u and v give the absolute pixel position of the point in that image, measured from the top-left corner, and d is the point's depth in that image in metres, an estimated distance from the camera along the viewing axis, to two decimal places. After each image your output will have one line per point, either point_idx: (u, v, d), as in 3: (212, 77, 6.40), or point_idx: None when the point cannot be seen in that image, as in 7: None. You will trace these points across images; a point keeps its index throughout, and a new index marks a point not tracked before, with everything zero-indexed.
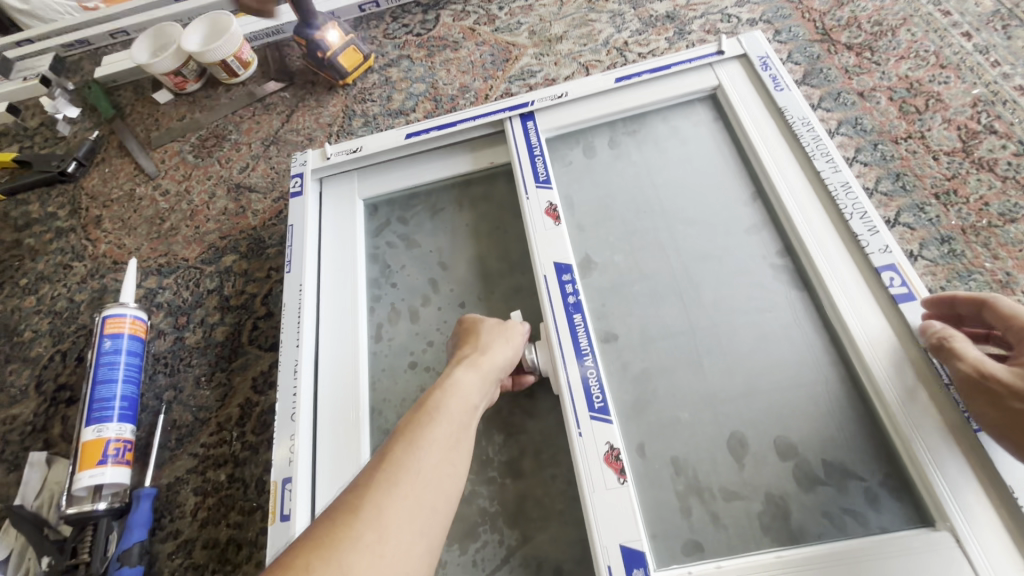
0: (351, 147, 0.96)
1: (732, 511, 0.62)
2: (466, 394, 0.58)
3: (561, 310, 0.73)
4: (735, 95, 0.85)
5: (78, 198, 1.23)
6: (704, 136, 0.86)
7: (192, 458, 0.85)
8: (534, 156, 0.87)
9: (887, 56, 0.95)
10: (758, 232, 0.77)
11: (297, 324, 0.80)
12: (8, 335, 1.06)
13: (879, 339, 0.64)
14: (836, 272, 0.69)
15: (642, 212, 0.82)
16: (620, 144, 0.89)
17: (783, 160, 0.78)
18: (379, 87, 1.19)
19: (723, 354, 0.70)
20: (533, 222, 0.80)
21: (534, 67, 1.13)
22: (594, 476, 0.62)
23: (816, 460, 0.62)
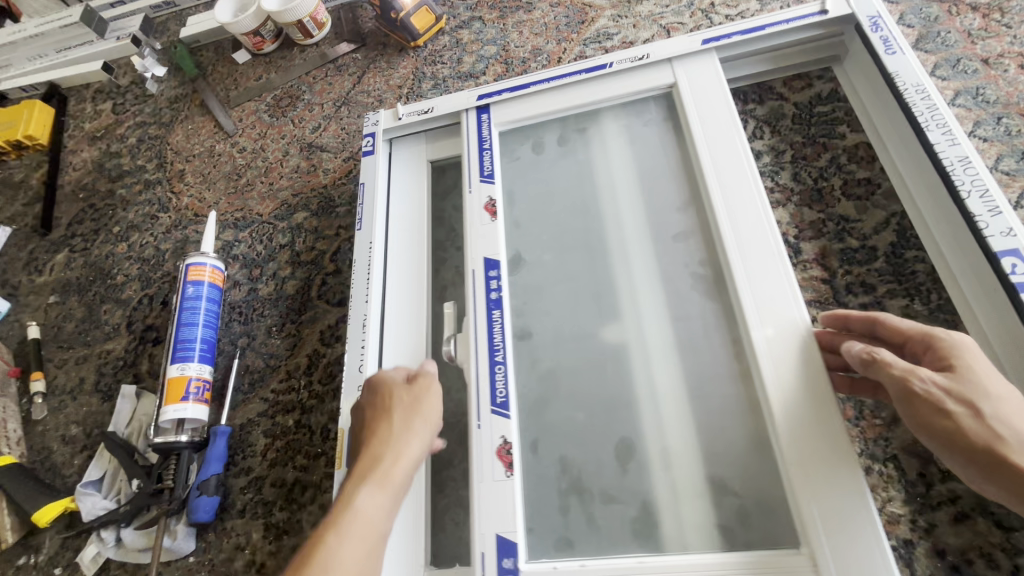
0: (422, 108, 0.95)
1: (609, 513, 0.64)
2: (368, 519, 0.54)
3: (482, 305, 0.75)
4: (688, 93, 0.81)
5: (164, 153, 1.29)
6: (652, 137, 0.85)
7: (263, 402, 0.90)
8: (483, 149, 0.88)
9: (1020, 19, 0.84)
10: (685, 240, 0.76)
11: (366, 280, 0.82)
12: (103, 277, 1.15)
13: (781, 361, 0.62)
14: (750, 287, 0.66)
15: (577, 213, 0.83)
16: (569, 141, 0.89)
17: (722, 166, 0.74)
18: (450, 49, 1.17)
19: (633, 361, 0.71)
20: (470, 216, 0.83)
21: (611, 30, 1.08)
22: (483, 468, 0.66)
23: (698, 473, 0.63)
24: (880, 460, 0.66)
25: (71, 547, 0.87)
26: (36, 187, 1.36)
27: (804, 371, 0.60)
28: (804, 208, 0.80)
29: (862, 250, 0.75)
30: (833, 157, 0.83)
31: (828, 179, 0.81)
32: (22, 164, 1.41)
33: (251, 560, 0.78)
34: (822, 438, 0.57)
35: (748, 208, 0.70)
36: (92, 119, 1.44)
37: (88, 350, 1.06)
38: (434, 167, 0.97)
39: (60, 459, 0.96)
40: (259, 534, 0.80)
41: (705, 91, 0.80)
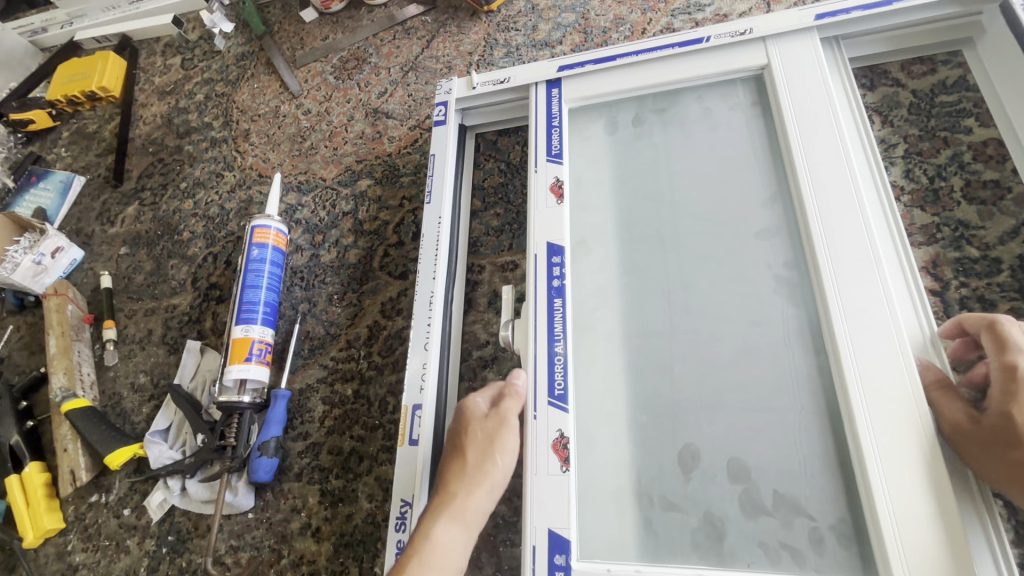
0: (498, 77, 0.90)
1: (667, 521, 0.61)
2: (442, 560, 0.59)
3: (543, 292, 0.72)
4: (784, 77, 0.74)
5: (230, 111, 1.29)
6: (738, 122, 0.78)
7: (322, 369, 0.90)
8: (552, 126, 0.83)
9: None
10: (769, 238, 0.70)
11: (434, 255, 0.79)
12: (171, 233, 1.17)
13: (874, 382, 0.56)
14: (844, 296, 0.61)
15: (650, 200, 0.77)
16: (644, 122, 0.83)
17: (819, 160, 0.68)
18: (525, 15, 1.11)
19: (705, 364, 0.66)
20: (536, 197, 0.78)
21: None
22: (539, 461, 0.63)
23: (767, 490, 0.59)
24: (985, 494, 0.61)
25: (139, 490, 0.91)
26: (108, 139, 1.39)
27: (903, 398, 0.55)
28: (916, 209, 0.73)
29: (983, 261, 0.68)
30: (954, 154, 0.74)
31: (947, 179, 0.73)
32: (96, 115, 1.45)
33: (307, 523, 0.80)
34: (913, 467, 0.53)
35: (846, 210, 0.64)
36: (162, 73, 1.46)
37: (156, 303, 1.09)
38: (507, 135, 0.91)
39: (129, 405, 0.99)
40: (315, 499, 0.81)
41: (810, 73, 0.73)
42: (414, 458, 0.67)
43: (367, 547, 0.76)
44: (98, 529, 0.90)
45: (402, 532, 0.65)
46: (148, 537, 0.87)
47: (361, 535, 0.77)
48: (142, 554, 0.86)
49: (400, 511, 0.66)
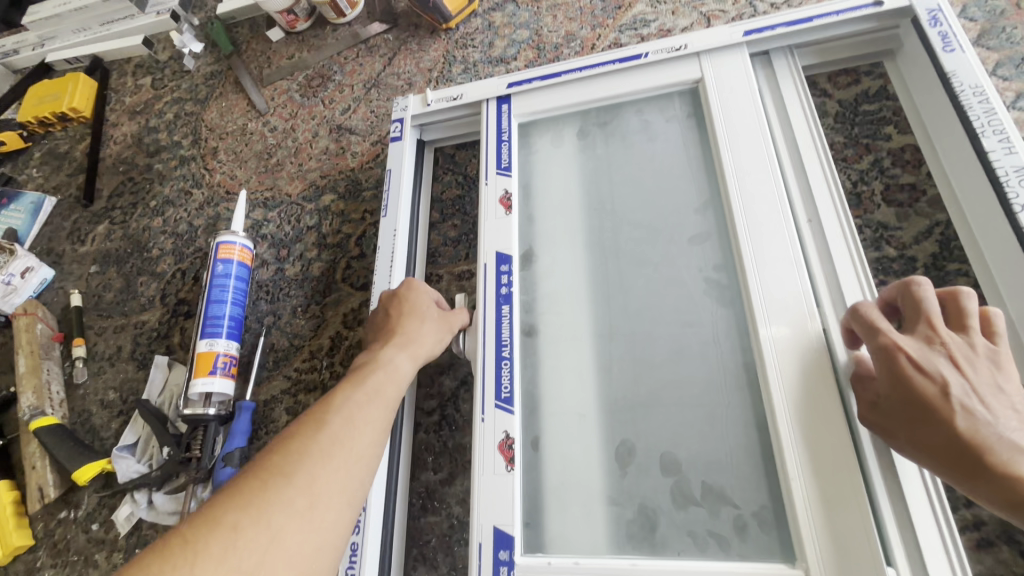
0: (451, 94, 0.94)
1: (606, 514, 0.64)
2: (396, 379, 0.63)
3: (491, 301, 0.76)
4: (713, 90, 0.79)
5: (199, 129, 1.32)
6: (674, 133, 0.82)
7: (286, 380, 0.92)
8: (501, 141, 0.87)
9: None
10: (702, 243, 0.74)
11: (389, 267, 0.82)
12: (140, 250, 1.19)
13: (789, 374, 0.60)
14: (766, 294, 0.65)
15: (592, 210, 0.81)
16: (588, 135, 0.87)
17: (744, 166, 0.72)
18: (482, 33, 1.15)
19: (643, 364, 0.70)
20: (486, 210, 0.82)
21: (648, 16, 1.04)
22: (485, 461, 0.67)
23: (696, 481, 0.62)
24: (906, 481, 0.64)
25: (107, 505, 0.92)
26: (79, 159, 1.41)
27: (816, 388, 0.59)
28: None
29: (899, 260, 0.72)
30: (875, 160, 0.79)
31: (868, 183, 0.78)
32: (67, 136, 1.47)
33: None
34: (824, 452, 0.56)
35: (768, 213, 0.69)
36: (132, 93, 1.48)
37: (125, 320, 1.11)
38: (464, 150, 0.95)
39: (98, 422, 1.01)
40: None
41: (739, 86, 0.78)
42: None
43: None
44: (67, 545, 0.91)
45: (357, 534, 0.66)
46: (116, 551, 0.88)
47: None
48: (110, 568, 0.87)
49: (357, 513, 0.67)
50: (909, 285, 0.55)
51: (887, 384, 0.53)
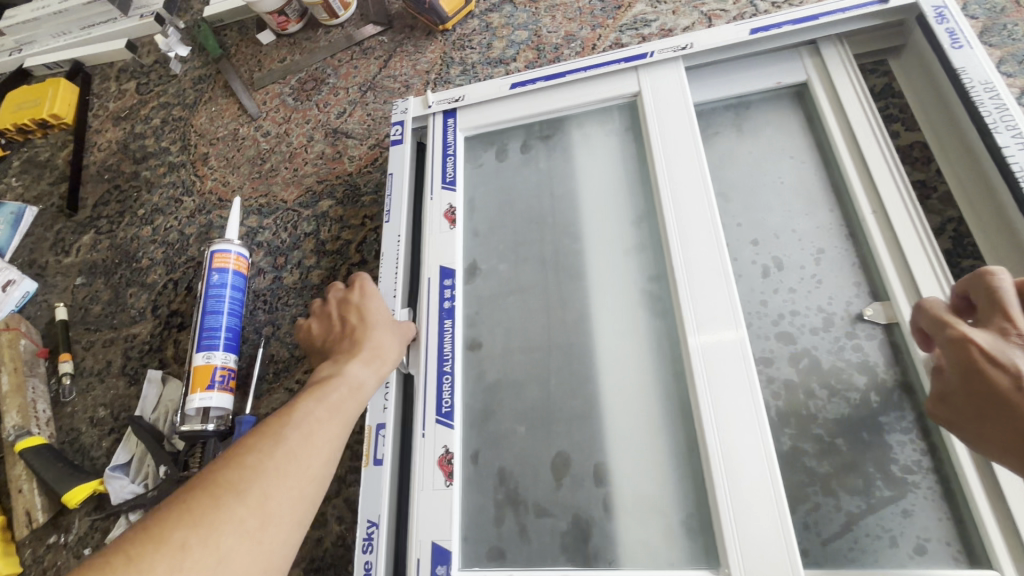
0: (453, 96, 0.92)
1: (540, 527, 0.62)
2: (352, 389, 0.60)
3: (434, 316, 0.75)
4: (654, 105, 0.80)
5: (188, 135, 1.28)
6: (613, 146, 0.83)
7: (288, 392, 0.89)
8: (447, 156, 0.87)
9: None
10: (636, 253, 0.74)
11: (394, 274, 0.80)
12: (128, 260, 1.15)
13: (719, 384, 0.60)
14: (696, 305, 0.65)
15: (533, 222, 0.80)
16: (531, 148, 0.87)
17: (681, 179, 0.73)
18: (479, 34, 1.14)
19: (582, 376, 0.68)
20: (430, 223, 0.82)
21: (649, 16, 1.03)
22: (425, 476, 0.66)
23: (628, 491, 0.61)
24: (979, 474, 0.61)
25: (99, 528, 0.88)
26: (62, 167, 1.36)
27: (741, 397, 0.59)
28: None
29: None
30: None
31: None
32: (48, 143, 1.41)
33: None
34: (752, 461, 0.56)
35: (702, 225, 0.69)
36: (116, 98, 1.44)
37: (114, 333, 1.07)
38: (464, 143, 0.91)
39: (88, 441, 0.97)
40: None
41: (676, 100, 0.79)
42: (381, 477, 0.67)
43: (338, 570, 0.75)
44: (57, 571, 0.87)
45: (369, 553, 0.63)
46: None
47: (331, 559, 0.76)
48: None
49: (366, 531, 0.64)
50: (985, 273, 0.48)
51: (957, 378, 0.46)
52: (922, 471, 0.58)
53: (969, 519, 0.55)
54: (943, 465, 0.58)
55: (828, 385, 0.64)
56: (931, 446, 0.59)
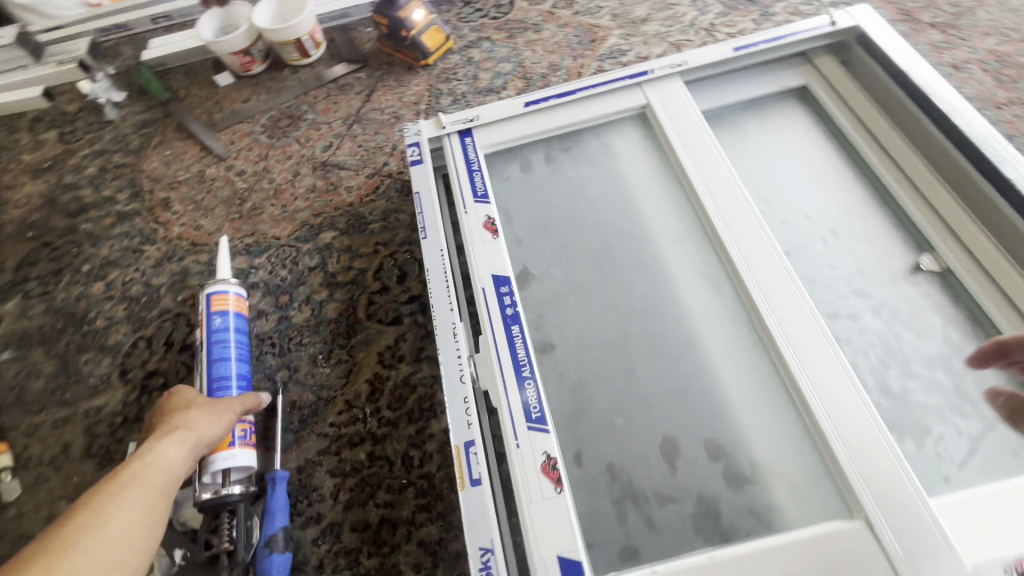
0: (467, 116, 0.93)
1: (667, 515, 0.60)
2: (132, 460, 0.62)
3: (499, 322, 0.72)
4: (662, 111, 0.88)
5: (138, 181, 1.14)
6: (634, 151, 0.90)
7: (321, 438, 0.79)
8: (472, 170, 0.88)
9: (971, 33, 1.01)
10: (684, 243, 0.79)
11: (446, 286, 0.76)
12: (77, 324, 0.97)
13: (801, 344, 0.64)
14: (759, 277, 0.70)
15: (577, 224, 0.83)
16: (556, 160, 0.91)
17: (711, 172, 0.80)
18: (463, 67, 1.18)
19: (660, 362, 0.70)
20: (470, 236, 0.80)
21: (623, 46, 1.14)
22: (531, 488, 0.61)
23: (744, 460, 0.62)
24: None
25: None
26: None
27: (826, 352, 0.63)
28: None
29: None
30: None
31: None
32: None
33: None
34: (853, 407, 0.60)
35: (739, 209, 0.76)
36: (33, 150, 1.25)
37: (67, 409, 0.88)
38: (486, 160, 0.92)
39: None
40: None
41: (682, 109, 0.88)
42: (483, 497, 0.61)
43: None
44: None
45: None
46: None
47: None
48: None
49: (481, 560, 0.57)
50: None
51: None
52: (980, 397, 0.66)
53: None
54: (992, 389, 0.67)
55: (882, 337, 0.72)
56: (978, 374, 0.68)
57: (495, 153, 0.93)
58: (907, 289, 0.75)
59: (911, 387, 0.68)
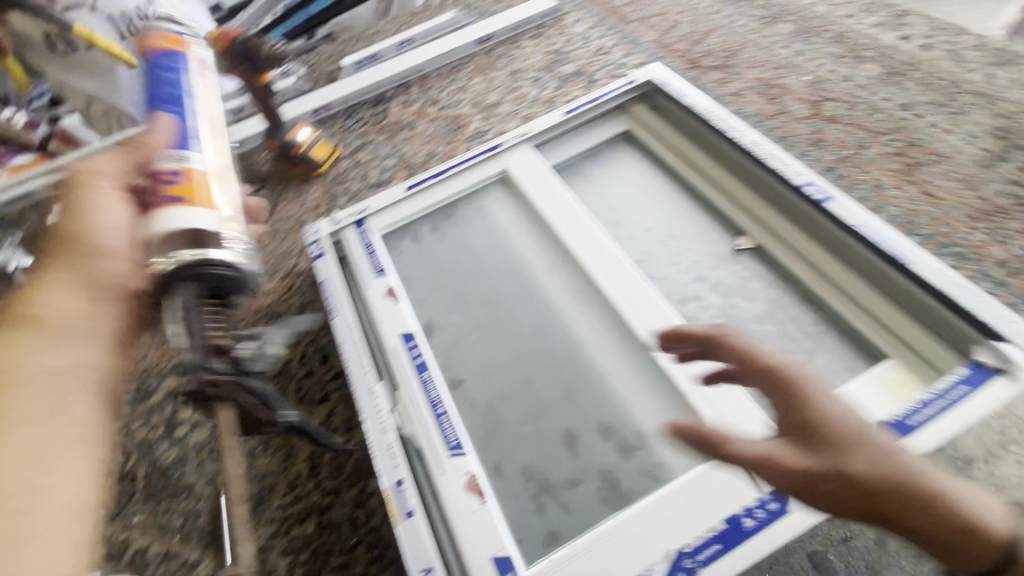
0: (358, 209, 1.08)
1: (578, 496, 0.70)
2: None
3: (410, 372, 0.83)
4: (518, 170, 1.08)
5: None
6: (503, 207, 1.07)
7: (271, 523, 0.83)
8: (370, 253, 1.00)
9: (741, 69, 1.29)
10: (553, 270, 0.94)
11: (360, 354, 0.86)
12: None
13: (652, 325, 0.79)
14: (612, 282, 0.85)
15: (466, 276, 0.97)
16: (441, 228, 1.07)
17: (563, 210, 0.97)
18: (353, 170, 1.35)
19: (552, 371, 0.82)
20: (376, 306, 0.92)
21: (485, 128, 1.36)
22: (459, 505, 0.69)
23: (629, 432, 0.74)
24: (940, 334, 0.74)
25: None
26: None
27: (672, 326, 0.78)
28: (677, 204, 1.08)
29: None
30: None
31: None
32: None
33: None
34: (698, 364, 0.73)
35: (588, 234, 0.92)
36: None
37: None
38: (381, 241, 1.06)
39: None
40: None
41: (534, 167, 1.07)
42: (418, 525, 0.68)
43: None
44: None
45: None
46: None
47: None
48: None
49: None
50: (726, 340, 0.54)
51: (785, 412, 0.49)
52: (800, 337, 0.83)
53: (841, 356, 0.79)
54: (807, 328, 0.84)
55: (722, 309, 0.88)
56: (795, 320, 0.85)
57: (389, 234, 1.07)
58: (734, 267, 0.93)
59: (751, 342, 0.84)
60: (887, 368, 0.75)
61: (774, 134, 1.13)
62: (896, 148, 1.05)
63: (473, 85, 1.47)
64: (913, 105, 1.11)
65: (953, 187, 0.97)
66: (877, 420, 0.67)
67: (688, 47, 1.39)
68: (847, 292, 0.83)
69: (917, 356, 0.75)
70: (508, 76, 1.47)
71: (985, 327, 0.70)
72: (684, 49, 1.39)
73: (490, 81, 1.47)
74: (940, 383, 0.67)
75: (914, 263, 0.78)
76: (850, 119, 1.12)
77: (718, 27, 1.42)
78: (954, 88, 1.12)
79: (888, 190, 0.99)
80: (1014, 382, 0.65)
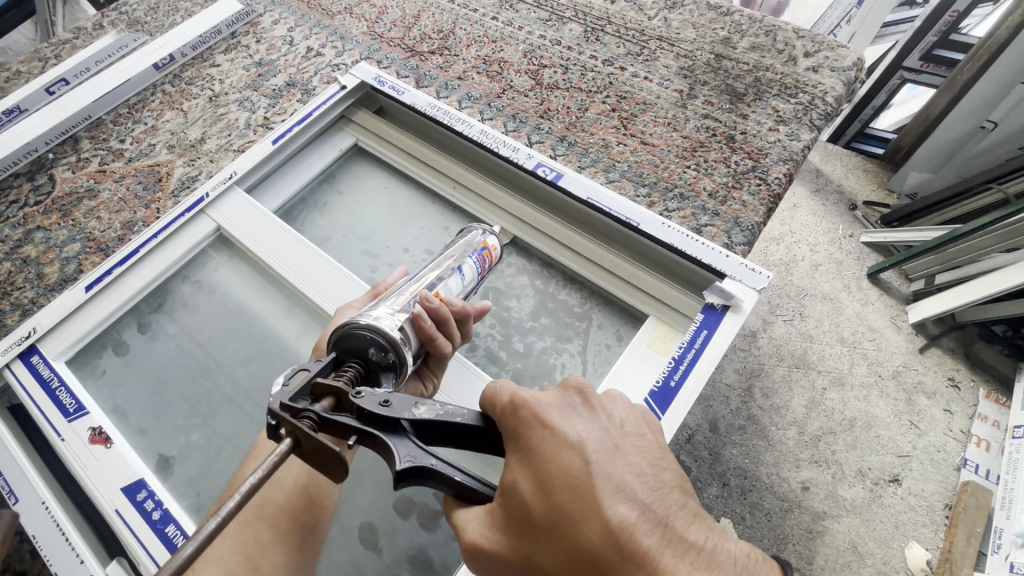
0: (22, 333, 0.79)
1: None
2: None
3: (150, 536, 0.64)
4: (234, 228, 0.89)
5: None
6: (225, 277, 0.89)
7: None
8: (55, 388, 0.76)
9: (459, 49, 1.23)
10: (306, 336, 0.82)
11: (64, 538, 0.66)
12: None
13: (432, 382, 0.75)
14: None
15: (199, 378, 0.80)
16: (151, 324, 0.85)
17: (300, 266, 0.85)
18: (20, 272, 0.99)
19: None
20: (78, 462, 0.70)
21: (193, 173, 1.11)
22: None
23: (430, 498, 0.68)
24: (672, 296, 0.79)
25: None
26: None
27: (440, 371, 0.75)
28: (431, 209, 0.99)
29: None
30: None
31: None
32: None
33: None
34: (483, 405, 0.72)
35: (340, 286, 0.82)
36: None
37: None
38: (70, 368, 0.79)
39: None
40: None
41: (253, 218, 0.90)
42: None
43: None
44: None
45: None
46: None
47: None
48: None
49: None
50: (498, 388, 0.48)
51: (563, 472, 0.42)
52: (572, 320, 0.83)
53: (609, 329, 0.81)
54: (577, 308, 0.84)
55: (496, 317, 0.84)
56: (564, 303, 0.85)
57: (81, 354, 0.81)
58: (499, 267, 0.89)
59: (532, 342, 0.81)
60: (647, 329, 0.77)
61: (505, 114, 1.11)
62: (610, 105, 1.10)
63: (164, 122, 1.19)
64: (615, 59, 1.17)
65: (662, 132, 1.05)
66: (645, 397, 0.69)
67: (401, 33, 1.28)
68: (599, 264, 0.84)
69: (669, 309, 0.78)
70: (207, 103, 1.21)
71: (708, 267, 0.77)
72: (398, 36, 1.28)
73: (186, 114, 1.20)
74: (686, 335, 0.72)
75: (642, 222, 0.81)
76: (567, 84, 1.14)
77: (427, 7, 1.34)
78: (643, 35, 1.20)
79: (614, 148, 1.04)
80: (738, 314, 0.73)
